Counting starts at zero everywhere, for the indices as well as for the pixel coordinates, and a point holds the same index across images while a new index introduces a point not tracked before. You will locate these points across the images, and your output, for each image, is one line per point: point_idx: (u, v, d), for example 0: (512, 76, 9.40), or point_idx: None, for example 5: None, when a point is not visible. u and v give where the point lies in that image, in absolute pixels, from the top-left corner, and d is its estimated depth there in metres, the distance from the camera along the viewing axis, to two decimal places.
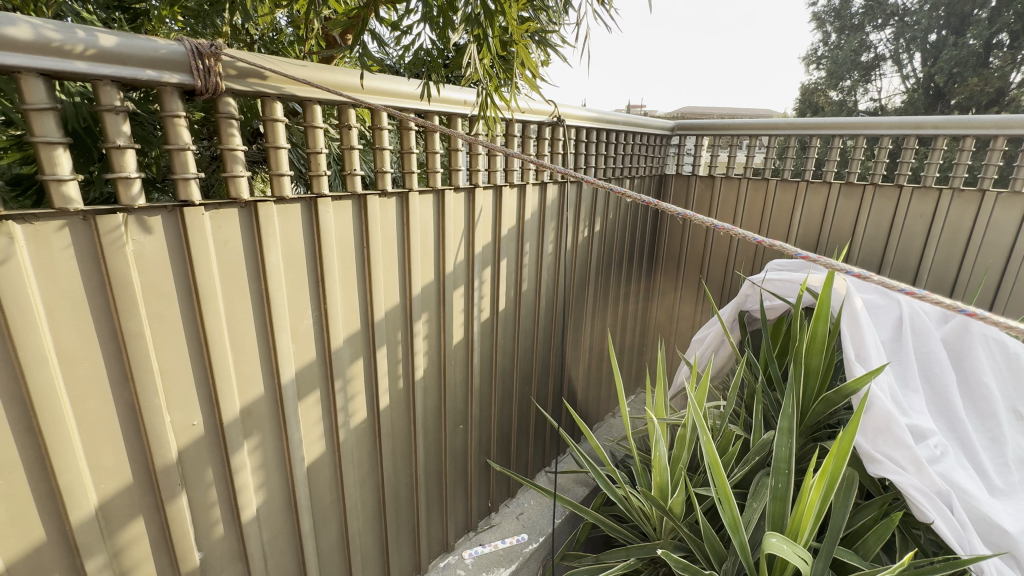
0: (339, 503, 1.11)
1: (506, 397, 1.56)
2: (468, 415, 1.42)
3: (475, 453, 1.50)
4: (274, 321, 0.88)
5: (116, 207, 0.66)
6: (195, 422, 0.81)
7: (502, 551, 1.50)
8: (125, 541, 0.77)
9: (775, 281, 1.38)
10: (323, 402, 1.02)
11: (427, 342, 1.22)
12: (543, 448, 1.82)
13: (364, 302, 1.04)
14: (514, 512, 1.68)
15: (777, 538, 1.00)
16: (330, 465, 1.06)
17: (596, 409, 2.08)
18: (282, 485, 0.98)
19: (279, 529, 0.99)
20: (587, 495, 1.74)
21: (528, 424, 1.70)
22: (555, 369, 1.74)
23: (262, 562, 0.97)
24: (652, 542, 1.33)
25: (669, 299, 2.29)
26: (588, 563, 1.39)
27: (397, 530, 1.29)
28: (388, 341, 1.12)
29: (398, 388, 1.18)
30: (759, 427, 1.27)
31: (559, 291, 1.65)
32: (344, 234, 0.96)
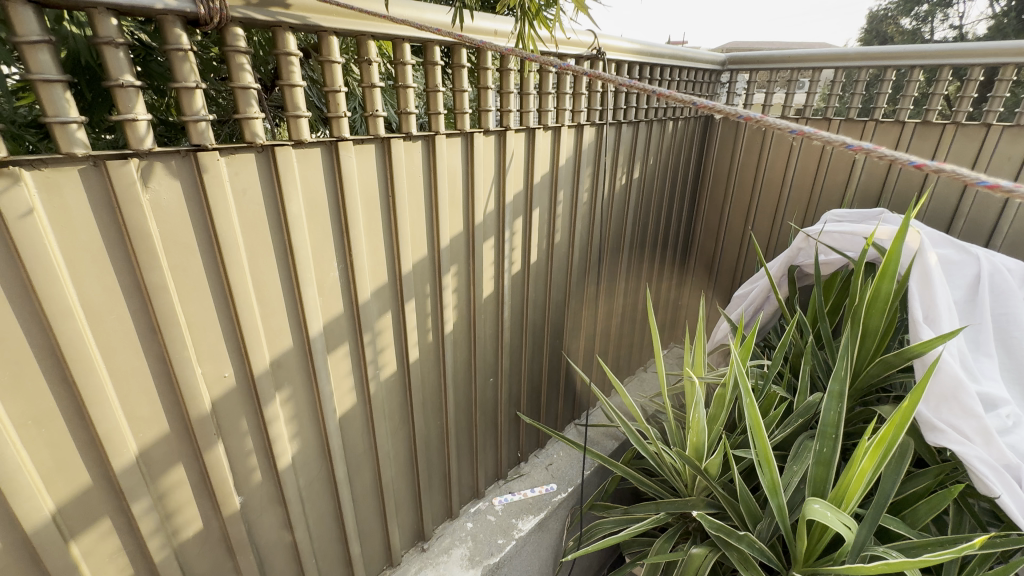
0: (372, 452, 1.12)
1: (536, 351, 1.53)
2: (500, 369, 1.41)
3: (505, 404, 1.49)
4: (299, 273, 0.85)
5: (126, 152, 0.62)
6: (227, 373, 0.81)
7: (531, 499, 1.54)
8: (167, 485, 0.79)
9: (833, 233, 1.26)
10: (353, 354, 1.00)
11: (457, 295, 1.19)
12: (573, 401, 1.81)
13: (391, 254, 1.00)
14: (543, 462, 1.69)
15: (820, 504, 0.96)
16: (362, 415, 1.07)
17: (627, 362, 2.04)
18: (316, 435, 0.99)
19: (314, 476, 1.02)
20: (617, 448, 1.73)
21: (558, 378, 1.67)
22: (586, 323, 1.69)
23: (300, 505, 1.00)
24: (683, 498, 1.32)
25: (709, 251, 2.16)
26: (616, 515, 1.45)
27: (428, 477, 1.32)
28: (418, 294, 1.09)
29: (427, 341, 1.16)
30: (805, 388, 1.21)
31: (593, 243, 1.56)
32: (368, 182, 0.90)
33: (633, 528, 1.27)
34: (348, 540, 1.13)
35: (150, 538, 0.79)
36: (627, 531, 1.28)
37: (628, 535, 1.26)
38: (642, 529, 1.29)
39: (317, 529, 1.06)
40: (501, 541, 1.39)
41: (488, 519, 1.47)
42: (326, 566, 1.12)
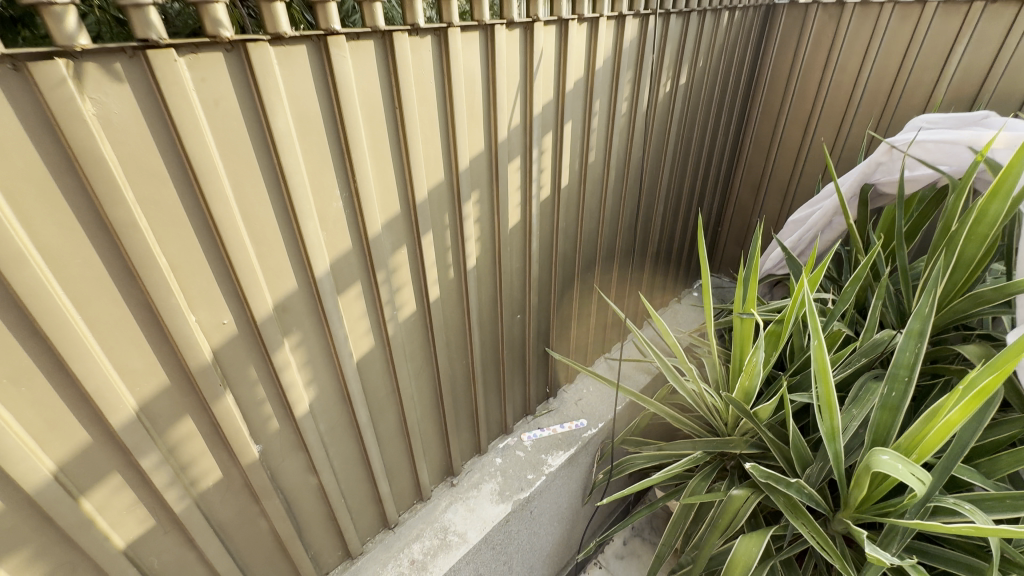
0: (395, 395, 1.06)
1: (566, 286, 1.42)
2: (528, 305, 1.30)
3: (533, 341, 1.41)
4: (296, 204, 0.72)
5: (52, 49, 0.48)
6: (226, 320, 0.72)
7: (561, 435, 1.50)
8: (177, 438, 0.74)
9: (927, 144, 1.05)
10: (367, 295, 0.90)
11: (480, 226, 1.06)
12: (604, 334, 1.71)
13: (402, 180, 0.86)
14: (572, 397, 1.64)
15: (888, 455, 0.86)
16: (381, 358, 0.99)
17: (662, 293, 1.91)
18: (334, 381, 0.92)
19: (336, 421, 0.96)
20: (649, 383, 1.67)
21: (589, 312, 1.57)
22: (621, 253, 1.55)
23: (323, 450, 0.96)
24: (724, 438, 1.26)
25: (758, 169, 1.93)
26: (650, 450, 1.40)
27: (455, 415, 1.27)
28: (436, 225, 0.96)
29: (449, 278, 1.05)
30: (872, 325, 1.08)
31: (631, 164, 1.38)
32: (368, 90, 0.75)
33: (669, 468, 1.22)
34: (376, 479, 1.11)
35: (167, 491, 0.75)
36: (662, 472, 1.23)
37: (664, 476, 1.21)
38: (678, 469, 1.24)
39: (343, 471, 1.03)
40: (531, 476, 1.37)
41: (518, 454, 1.44)
42: (356, 503, 1.11)
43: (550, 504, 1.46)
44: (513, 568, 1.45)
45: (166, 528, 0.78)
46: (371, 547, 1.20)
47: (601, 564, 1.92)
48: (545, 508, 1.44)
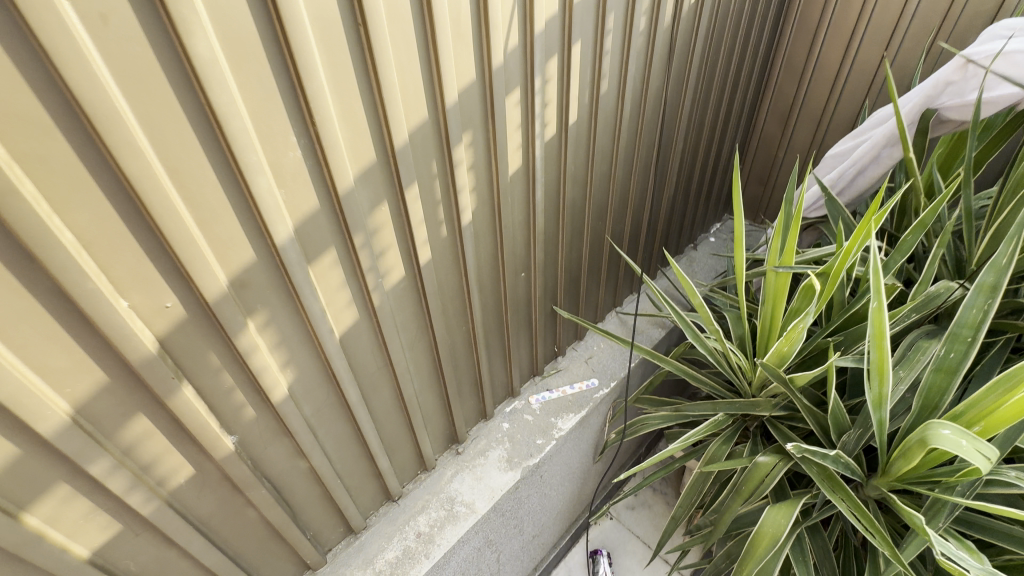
0: (388, 369, 0.96)
1: (574, 238, 1.28)
2: (534, 262, 1.17)
3: (540, 299, 1.28)
4: (239, 156, 0.58)
5: None
6: (170, 303, 0.60)
7: (571, 396, 1.42)
8: (131, 439, 0.64)
9: (1015, 56, 0.88)
10: (344, 262, 0.77)
11: (475, 174, 0.90)
12: (615, 287, 1.59)
13: (375, 121, 0.70)
14: (582, 356, 1.54)
15: (949, 430, 0.75)
16: (368, 331, 0.87)
17: (677, 240, 1.76)
18: (314, 360, 0.81)
19: (322, 402, 0.86)
20: (664, 338, 1.56)
21: (599, 265, 1.44)
22: (634, 199, 1.39)
23: (311, 434, 0.87)
24: (747, 401, 1.16)
25: (788, 98, 1.71)
26: (666, 412, 1.32)
27: (457, 383, 1.17)
28: (421, 176, 0.81)
29: (441, 237, 0.91)
30: (928, 277, 0.95)
31: (648, 93, 1.20)
32: (320, 2, 0.58)
33: (690, 434, 1.14)
34: (375, 456, 1.03)
35: (129, 496, 0.66)
36: (682, 438, 1.15)
37: (684, 442, 1.13)
38: (699, 435, 1.15)
39: (336, 452, 0.95)
40: (541, 442, 1.30)
41: (526, 419, 1.36)
42: (354, 481, 1.03)
43: (561, 466, 1.40)
44: (524, 530, 1.41)
45: (137, 531, 0.70)
46: (375, 521, 1.15)
47: (613, 515, 1.91)
48: (555, 471, 1.38)
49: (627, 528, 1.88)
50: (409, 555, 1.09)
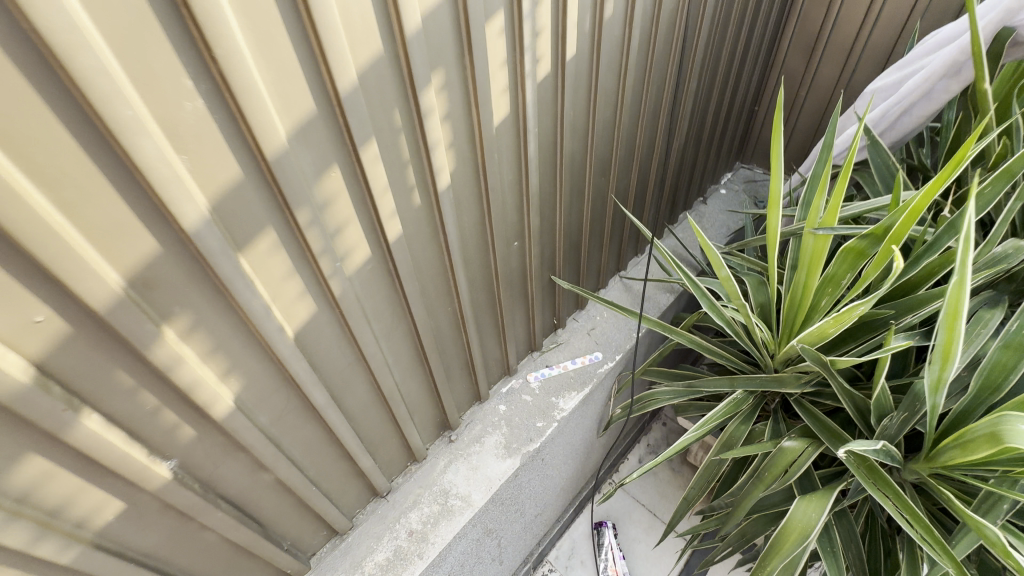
0: (361, 363, 0.82)
1: (574, 198, 1.11)
2: (528, 229, 1.01)
3: (536, 270, 1.13)
4: (102, 108, 0.40)
5: None
6: (42, 316, 0.45)
7: (573, 372, 1.30)
8: (25, 484, 0.51)
9: None
10: (288, 246, 0.61)
11: (451, 125, 0.73)
12: (620, 250, 1.43)
13: (309, 57, 0.53)
14: (584, 327, 1.41)
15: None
16: (331, 325, 0.73)
17: (686, 194, 1.59)
18: (265, 365, 0.67)
19: (282, 409, 0.73)
20: (672, 304, 1.43)
21: (603, 227, 1.27)
22: (641, 149, 1.22)
23: (272, 446, 0.74)
24: (769, 376, 1.05)
25: (814, 26, 1.50)
26: (678, 387, 1.21)
27: (445, 369, 1.04)
28: (382, 130, 0.63)
29: (414, 206, 0.74)
30: (996, 235, 0.80)
31: (659, 17, 0.99)
32: None
33: (709, 416, 1.02)
34: (354, 457, 0.91)
35: (36, 547, 0.54)
36: (700, 420, 1.03)
37: (703, 426, 1.02)
38: (718, 417, 1.04)
39: (307, 458, 0.82)
40: (542, 425, 1.19)
41: (524, 399, 1.25)
42: (333, 485, 0.92)
43: (563, 446, 1.30)
44: (526, 512, 1.33)
45: None
46: (362, 520, 1.05)
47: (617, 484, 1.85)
48: (557, 452, 1.29)
49: (631, 497, 1.82)
50: (401, 556, 1.00)
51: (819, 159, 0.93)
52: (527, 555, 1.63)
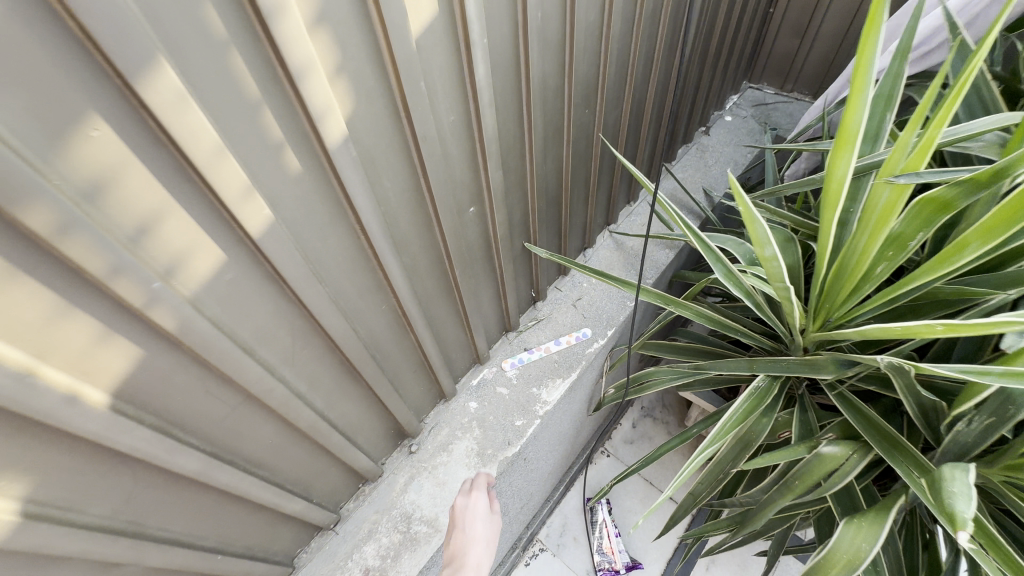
0: (256, 403, 0.58)
1: (550, 140, 0.83)
2: (489, 189, 0.73)
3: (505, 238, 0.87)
4: None
5: None
6: None
7: (557, 355, 1.08)
8: None
9: None
10: (41, 270, 0.34)
11: (338, 35, 0.44)
12: (609, 200, 1.17)
13: None
14: (569, 298, 1.17)
15: None
16: (184, 368, 0.48)
17: (687, 124, 1.31)
18: (70, 447, 0.42)
19: (128, 492, 0.50)
20: (672, 262, 1.19)
21: (588, 175, 1.00)
22: (636, 67, 0.92)
23: (125, 540, 0.51)
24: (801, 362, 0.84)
25: None
26: (685, 370, 1.00)
27: (393, 377, 0.80)
28: (187, 45, 0.35)
29: (295, 176, 0.47)
30: None
31: None
32: None
33: (731, 413, 0.81)
34: (274, 507, 0.69)
35: None
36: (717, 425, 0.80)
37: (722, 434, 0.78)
38: (738, 418, 0.81)
39: (198, 530, 0.60)
40: (520, 424, 0.99)
41: (499, 394, 1.03)
42: (254, 540, 0.71)
43: (547, 439, 1.11)
44: (509, 512, 1.16)
45: None
46: (306, 561, 0.85)
47: (610, 453, 1.70)
48: (540, 447, 1.09)
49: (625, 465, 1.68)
50: None
51: (889, 73, 0.66)
52: (516, 541, 1.49)
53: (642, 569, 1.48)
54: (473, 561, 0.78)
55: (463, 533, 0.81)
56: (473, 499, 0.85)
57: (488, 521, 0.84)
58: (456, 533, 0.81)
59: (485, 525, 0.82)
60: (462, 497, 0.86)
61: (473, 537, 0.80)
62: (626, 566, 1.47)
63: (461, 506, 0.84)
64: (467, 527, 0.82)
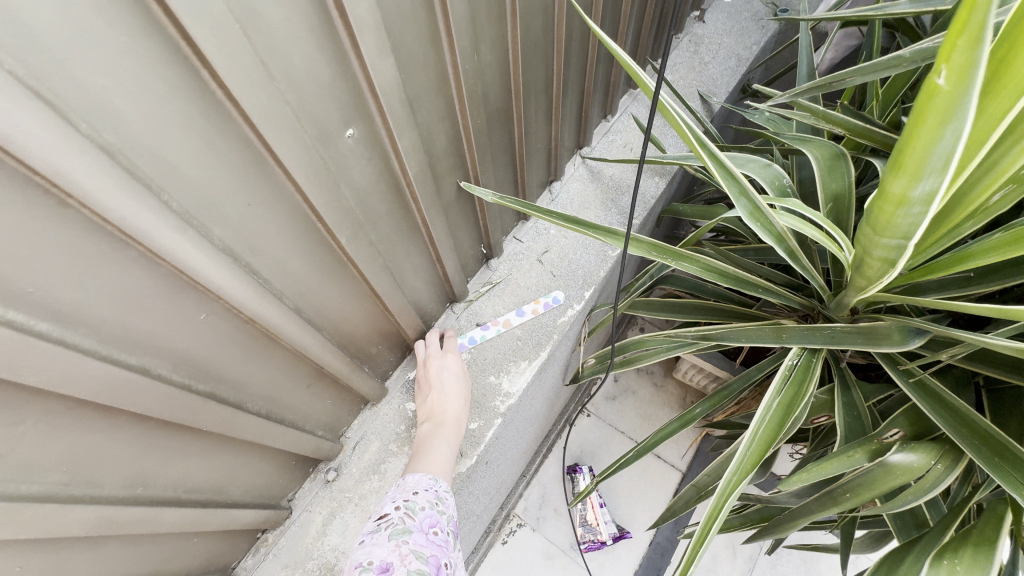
0: None
1: (481, 7, 0.50)
2: (376, 96, 0.42)
3: (431, 181, 0.57)
4: None
5: None
6: None
7: (520, 330, 0.81)
8: None
9: None
10: None
11: None
12: (582, 110, 0.85)
13: None
14: (531, 250, 0.89)
15: None
16: None
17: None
18: None
19: None
20: (664, 192, 0.91)
21: (549, 72, 0.68)
22: None
23: None
24: (857, 331, 0.60)
25: None
26: (687, 340, 0.75)
27: (270, 406, 0.53)
28: None
29: None
30: None
31: None
32: None
33: (763, 416, 0.57)
34: None
35: None
36: (750, 431, 0.56)
37: (760, 447, 0.55)
38: (777, 418, 0.58)
39: None
40: (476, 428, 0.75)
41: None
42: None
43: (514, 430, 0.88)
44: (474, 516, 0.95)
45: None
46: None
47: (591, 412, 1.51)
48: (506, 440, 0.87)
49: (608, 425, 1.49)
50: None
51: None
52: (490, 521, 1.32)
53: (630, 537, 1.34)
54: (453, 417, 0.69)
55: (437, 390, 0.70)
56: (449, 359, 0.73)
57: (467, 380, 0.73)
58: (431, 392, 0.70)
59: (463, 384, 0.71)
60: (436, 356, 0.73)
61: (452, 395, 0.70)
62: (613, 538, 1.33)
63: (435, 367, 0.72)
64: (443, 386, 0.70)
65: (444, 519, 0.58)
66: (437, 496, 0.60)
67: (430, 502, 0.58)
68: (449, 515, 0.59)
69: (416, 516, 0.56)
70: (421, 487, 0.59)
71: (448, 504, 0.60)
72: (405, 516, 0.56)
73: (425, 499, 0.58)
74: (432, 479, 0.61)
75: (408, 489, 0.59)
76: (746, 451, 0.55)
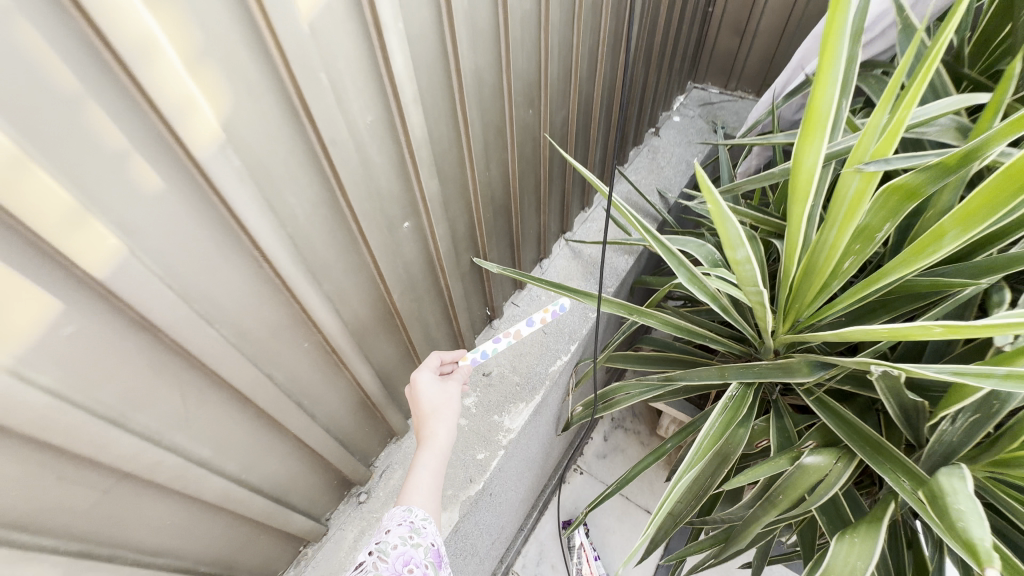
0: (141, 484, 0.46)
1: (492, 143, 0.75)
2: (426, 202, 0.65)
3: (454, 256, 0.79)
4: None
5: None
6: None
7: (519, 377, 0.99)
8: None
9: None
10: None
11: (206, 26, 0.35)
12: (564, 205, 1.11)
13: None
14: (527, 314, 1.09)
15: None
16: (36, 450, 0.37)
17: (637, 125, 1.28)
18: None
19: None
20: (631, 267, 1.14)
21: (538, 180, 0.93)
22: (578, 66, 0.87)
23: None
24: (775, 366, 0.78)
25: None
26: (654, 382, 0.93)
27: (330, 424, 0.69)
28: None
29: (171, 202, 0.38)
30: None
31: None
32: None
33: (707, 430, 0.75)
34: None
35: None
36: (697, 441, 0.73)
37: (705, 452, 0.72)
38: (718, 432, 0.75)
39: None
40: (482, 457, 0.90)
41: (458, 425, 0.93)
42: None
43: (514, 466, 1.02)
44: (479, 553, 1.06)
45: None
46: None
47: (583, 470, 1.62)
48: (508, 475, 1.01)
49: (600, 481, 1.59)
50: None
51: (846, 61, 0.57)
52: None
53: None
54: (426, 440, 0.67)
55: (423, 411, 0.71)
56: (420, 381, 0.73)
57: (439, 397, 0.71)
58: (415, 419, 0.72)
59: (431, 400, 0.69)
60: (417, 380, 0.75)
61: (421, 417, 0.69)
62: None
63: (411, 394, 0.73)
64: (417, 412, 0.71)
65: (421, 552, 0.57)
66: (412, 527, 0.58)
67: (402, 537, 0.57)
68: (426, 546, 0.57)
69: (389, 558, 0.55)
70: (393, 525, 0.58)
71: (425, 535, 0.59)
72: (378, 561, 0.55)
73: (397, 536, 0.57)
74: (406, 511, 0.60)
75: (381, 531, 0.58)
76: (693, 455, 0.72)
